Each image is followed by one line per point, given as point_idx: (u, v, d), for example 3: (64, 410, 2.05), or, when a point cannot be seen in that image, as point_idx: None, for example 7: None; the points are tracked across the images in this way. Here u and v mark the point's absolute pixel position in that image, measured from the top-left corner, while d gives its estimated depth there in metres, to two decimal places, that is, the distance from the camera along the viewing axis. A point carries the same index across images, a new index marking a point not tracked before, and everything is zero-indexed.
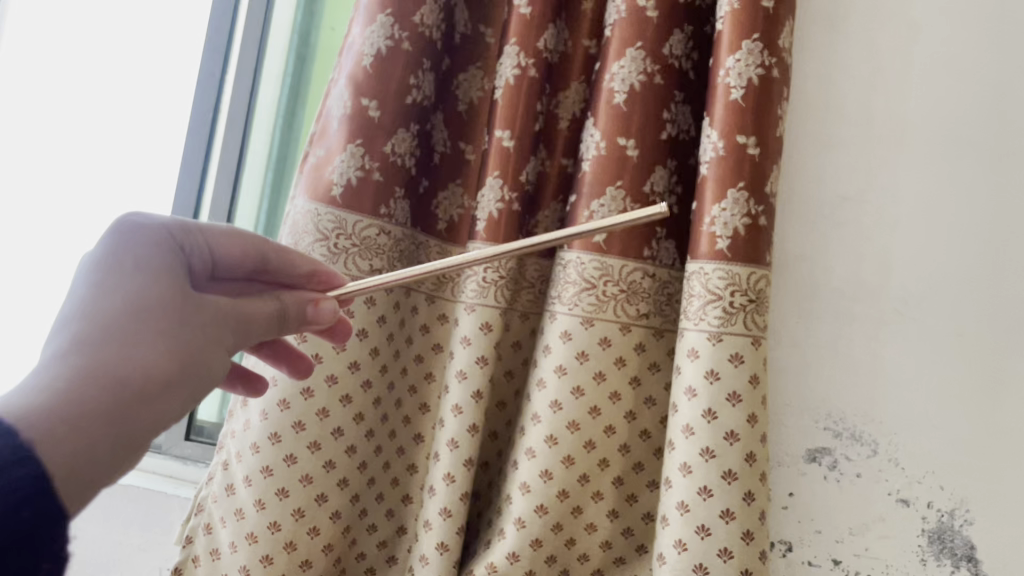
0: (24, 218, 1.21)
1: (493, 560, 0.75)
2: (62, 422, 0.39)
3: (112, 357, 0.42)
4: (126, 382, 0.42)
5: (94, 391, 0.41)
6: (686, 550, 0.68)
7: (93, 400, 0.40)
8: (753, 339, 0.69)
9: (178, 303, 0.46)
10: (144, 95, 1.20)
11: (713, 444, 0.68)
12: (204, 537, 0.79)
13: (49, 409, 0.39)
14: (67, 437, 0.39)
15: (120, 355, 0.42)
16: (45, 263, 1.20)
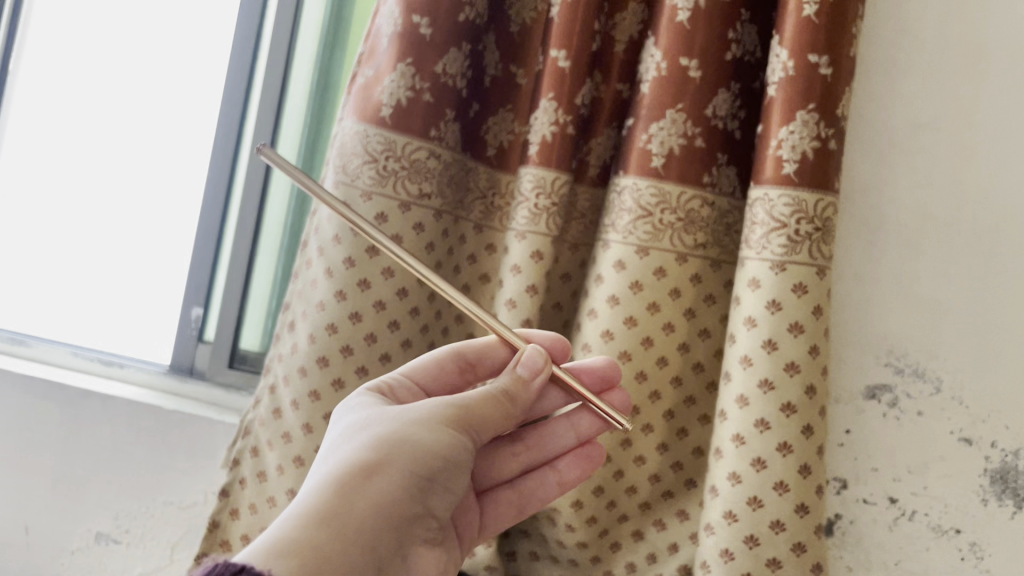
0: (72, 158, 1.26)
1: None
2: (315, 551, 0.39)
3: (350, 482, 0.44)
4: (364, 508, 0.43)
5: (337, 517, 0.42)
6: (740, 483, 0.67)
7: (336, 530, 0.41)
8: (818, 269, 0.66)
9: (402, 428, 0.49)
10: (183, 37, 1.21)
11: (773, 376, 0.66)
12: (251, 460, 0.80)
13: (299, 540, 0.39)
14: (320, 564, 0.39)
15: (356, 483, 0.44)
16: (92, 197, 1.25)
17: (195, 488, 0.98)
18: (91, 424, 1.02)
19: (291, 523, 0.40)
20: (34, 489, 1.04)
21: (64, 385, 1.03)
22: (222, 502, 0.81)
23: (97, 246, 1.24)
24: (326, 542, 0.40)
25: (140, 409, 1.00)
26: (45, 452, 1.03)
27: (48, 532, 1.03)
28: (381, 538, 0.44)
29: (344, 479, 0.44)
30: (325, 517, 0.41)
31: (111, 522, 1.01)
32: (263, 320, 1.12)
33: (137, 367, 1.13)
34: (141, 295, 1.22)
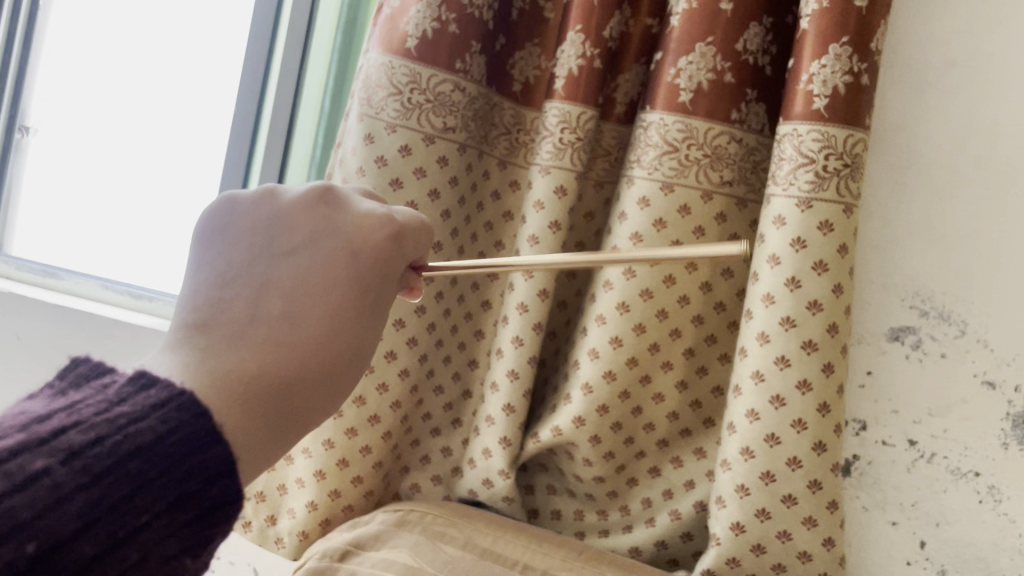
0: (104, 93, 1.26)
1: (559, 424, 0.76)
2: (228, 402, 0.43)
3: (271, 332, 0.47)
4: (283, 359, 0.47)
5: (249, 371, 0.45)
6: (758, 420, 0.67)
7: (257, 380, 0.45)
8: (846, 207, 0.66)
9: (335, 271, 0.50)
10: None
11: (795, 314, 0.66)
12: None
13: (218, 380, 0.44)
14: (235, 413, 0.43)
15: (260, 338, 0.47)
16: (125, 133, 1.26)
17: None
18: (121, 354, 1.04)
19: (210, 361, 0.45)
20: None
21: (95, 316, 1.06)
22: None
23: (128, 181, 1.26)
24: (237, 393, 0.44)
25: None
26: None
27: None
28: (296, 392, 0.47)
29: (269, 327, 0.48)
30: (241, 370, 0.45)
31: None
32: None
33: (165, 301, 1.15)
34: (172, 231, 1.24)
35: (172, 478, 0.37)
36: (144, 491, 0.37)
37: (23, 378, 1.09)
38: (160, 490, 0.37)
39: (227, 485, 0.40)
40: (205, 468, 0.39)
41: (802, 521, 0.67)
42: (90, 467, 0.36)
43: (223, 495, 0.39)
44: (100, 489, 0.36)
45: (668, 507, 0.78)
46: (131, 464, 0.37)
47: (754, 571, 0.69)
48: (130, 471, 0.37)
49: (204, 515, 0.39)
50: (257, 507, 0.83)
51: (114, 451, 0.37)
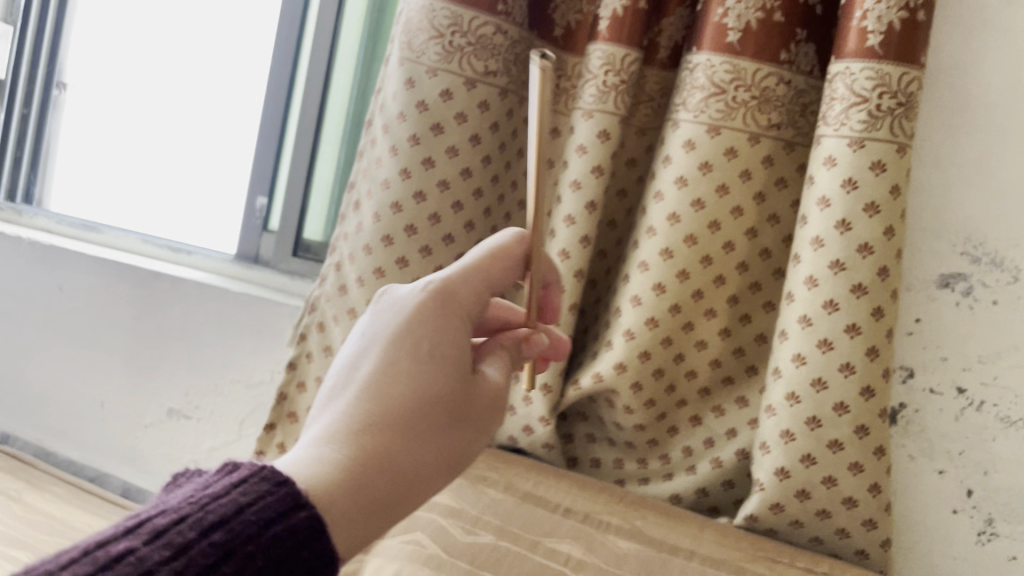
0: (139, 49, 1.27)
1: (600, 370, 0.76)
2: (353, 497, 0.37)
3: (386, 409, 0.41)
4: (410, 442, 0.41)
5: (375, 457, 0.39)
6: (805, 364, 0.66)
7: (381, 471, 0.39)
8: (900, 147, 0.64)
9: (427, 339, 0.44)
10: None
11: (845, 257, 0.64)
12: (318, 334, 0.83)
13: (342, 474, 0.38)
14: (359, 511, 0.37)
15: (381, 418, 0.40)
16: (159, 88, 1.26)
17: (263, 367, 0.99)
18: (162, 305, 1.05)
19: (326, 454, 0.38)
20: (111, 366, 1.09)
21: (135, 267, 1.07)
22: (290, 374, 0.84)
23: (160, 136, 1.27)
24: (362, 485, 0.38)
25: (207, 293, 1.02)
26: (120, 331, 1.08)
27: (124, 406, 1.09)
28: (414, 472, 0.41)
29: (383, 405, 0.41)
30: (364, 459, 0.39)
31: (182, 398, 1.05)
32: (325, 211, 1.11)
33: (203, 255, 1.16)
34: (207, 183, 1.24)
35: (261, 541, 0.33)
36: (232, 558, 0.32)
37: (68, 330, 1.11)
38: (248, 555, 0.33)
39: (320, 545, 0.35)
40: (294, 529, 0.34)
41: (848, 467, 0.67)
42: (174, 543, 0.32)
43: (316, 558, 0.35)
44: (188, 561, 0.31)
45: (710, 456, 0.78)
46: (216, 536, 0.32)
47: (798, 517, 0.68)
48: (215, 542, 0.32)
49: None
50: None
51: (197, 524, 0.33)
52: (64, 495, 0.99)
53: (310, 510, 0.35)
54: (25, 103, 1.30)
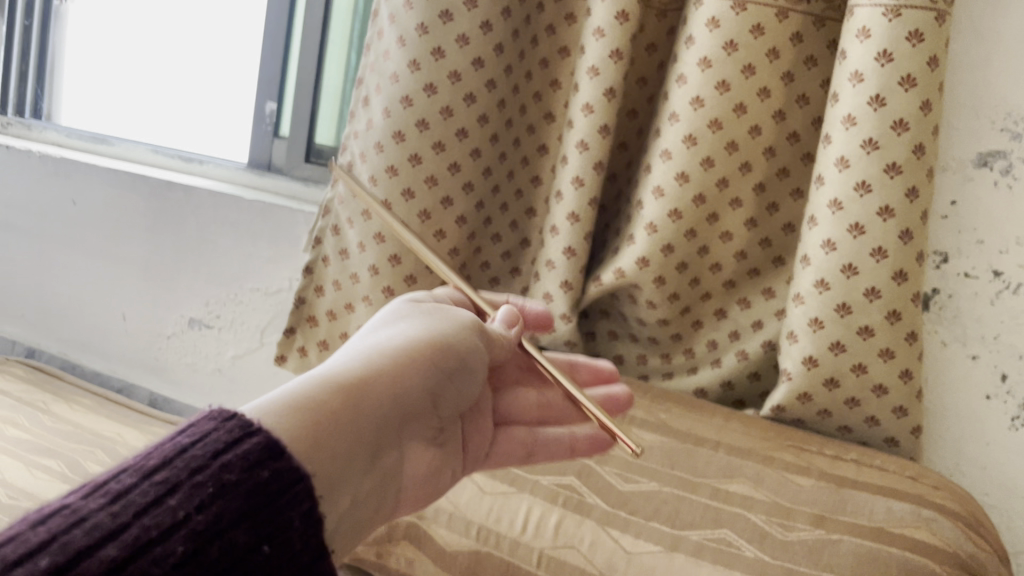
0: None
1: (622, 266, 0.74)
2: (320, 440, 0.36)
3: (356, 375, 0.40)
4: (379, 406, 0.40)
5: (348, 406, 0.38)
6: (834, 251, 0.64)
7: (352, 417, 0.38)
8: (939, 14, 0.60)
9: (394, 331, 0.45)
10: None
11: (878, 135, 0.61)
12: (333, 238, 0.82)
13: (314, 416, 0.36)
14: (326, 460, 0.36)
15: (358, 382, 0.40)
16: None
17: (282, 274, 0.98)
18: (175, 215, 1.04)
19: (292, 397, 0.36)
20: (129, 278, 1.09)
21: (146, 177, 1.05)
22: (307, 279, 0.84)
23: (164, 44, 1.24)
24: (332, 433, 0.36)
25: (220, 202, 1.00)
26: (137, 243, 1.07)
27: (145, 317, 1.09)
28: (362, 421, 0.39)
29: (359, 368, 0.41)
30: (336, 409, 0.37)
31: (203, 307, 1.04)
32: (336, 116, 1.09)
33: (215, 164, 1.14)
34: (212, 89, 1.21)
35: (210, 470, 0.30)
36: (177, 492, 0.29)
37: (85, 244, 1.11)
38: (196, 485, 0.29)
39: (280, 464, 0.32)
40: (247, 454, 0.31)
41: (879, 355, 0.65)
42: (113, 490, 0.29)
43: (279, 477, 0.31)
44: (127, 504, 0.28)
45: (735, 348, 0.77)
46: (160, 474, 0.29)
47: (826, 406, 0.68)
48: (157, 480, 0.29)
49: (261, 503, 0.30)
50: (320, 356, 0.84)
51: (138, 469, 0.30)
52: (92, 404, 1.00)
53: (264, 434, 0.32)
54: (27, 15, 1.27)
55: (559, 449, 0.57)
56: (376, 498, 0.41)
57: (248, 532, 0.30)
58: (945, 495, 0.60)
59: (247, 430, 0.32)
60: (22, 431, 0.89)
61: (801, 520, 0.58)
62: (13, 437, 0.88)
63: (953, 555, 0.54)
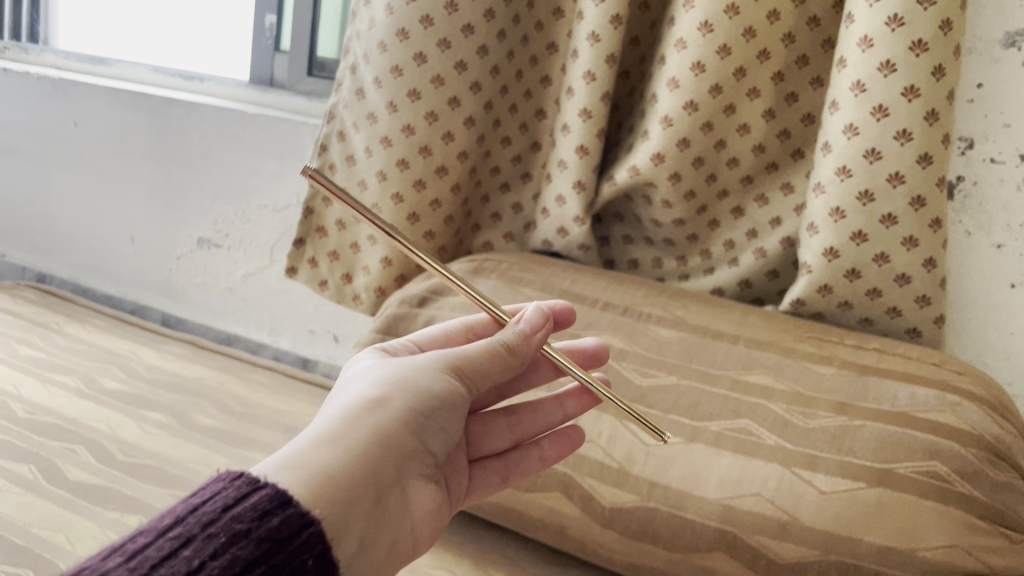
0: None
1: (637, 164, 0.72)
2: (319, 497, 0.34)
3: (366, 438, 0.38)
4: (379, 451, 0.38)
5: (343, 470, 0.36)
6: (857, 136, 0.62)
7: (351, 471, 0.37)
8: None
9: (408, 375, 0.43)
10: None
11: (904, 11, 0.58)
12: (339, 144, 0.80)
13: (310, 477, 0.35)
14: (331, 514, 0.35)
15: (352, 435, 0.38)
16: None
17: (289, 190, 0.96)
18: (178, 132, 1.02)
19: (296, 467, 0.35)
20: (136, 200, 1.08)
21: (147, 96, 1.03)
22: (314, 188, 0.83)
23: None
24: (330, 488, 0.35)
25: (223, 115, 0.98)
26: (141, 163, 1.06)
27: (154, 239, 1.08)
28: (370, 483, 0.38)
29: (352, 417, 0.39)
30: (332, 466, 0.36)
31: (211, 227, 1.03)
32: (337, 27, 1.05)
33: (216, 81, 1.11)
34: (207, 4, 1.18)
35: (221, 522, 0.31)
36: (192, 544, 0.30)
37: (90, 166, 1.10)
38: (208, 536, 0.30)
39: (288, 512, 0.32)
40: (256, 506, 0.32)
41: (902, 243, 0.63)
42: (130, 550, 0.30)
43: (288, 524, 0.32)
44: (143, 558, 0.29)
45: (753, 247, 0.75)
46: (173, 529, 0.31)
47: (846, 298, 0.66)
48: (172, 535, 0.30)
49: (272, 546, 0.31)
50: (331, 266, 0.84)
51: (153, 529, 0.31)
52: (105, 325, 1.00)
53: (272, 486, 0.33)
54: None
55: (531, 465, 0.53)
56: (393, 540, 0.39)
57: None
58: (971, 380, 0.58)
59: (254, 486, 0.33)
60: (38, 351, 0.89)
61: (823, 407, 0.57)
62: (29, 355, 0.88)
63: (978, 437, 0.53)
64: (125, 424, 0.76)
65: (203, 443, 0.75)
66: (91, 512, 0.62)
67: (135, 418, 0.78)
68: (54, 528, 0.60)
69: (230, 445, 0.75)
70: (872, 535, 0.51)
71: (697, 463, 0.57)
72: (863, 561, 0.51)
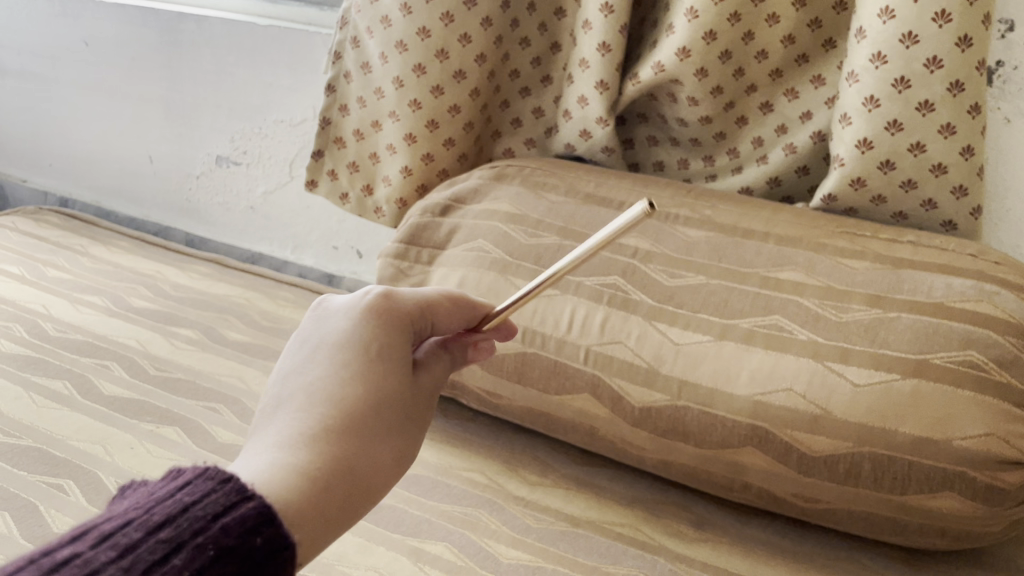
0: None
1: (662, 59, 0.70)
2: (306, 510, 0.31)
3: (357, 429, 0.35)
4: (365, 450, 0.35)
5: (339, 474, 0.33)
6: (894, 19, 0.59)
7: (337, 478, 0.33)
8: None
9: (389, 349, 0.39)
10: None
11: None
12: (354, 51, 0.79)
13: (310, 485, 0.32)
14: (320, 531, 0.31)
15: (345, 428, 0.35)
16: None
17: (305, 103, 0.94)
18: (189, 48, 1.00)
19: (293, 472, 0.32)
20: (151, 120, 1.07)
21: (155, 11, 1.00)
22: (330, 98, 0.82)
23: None
24: (330, 500, 0.32)
25: (233, 28, 0.95)
26: (155, 82, 1.04)
27: (172, 159, 1.07)
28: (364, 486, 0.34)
29: (330, 410, 0.35)
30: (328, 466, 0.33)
31: (228, 144, 1.02)
32: None
33: None
34: None
35: (213, 531, 0.25)
36: (178, 552, 0.25)
37: (103, 85, 1.08)
38: (200, 547, 0.25)
39: (274, 530, 0.27)
40: (244, 520, 0.26)
41: (938, 131, 0.61)
42: (115, 548, 0.24)
43: (272, 543, 0.26)
44: (134, 561, 0.24)
45: (783, 143, 0.73)
46: (163, 532, 0.25)
47: (880, 192, 0.65)
48: (163, 538, 0.25)
49: (254, 570, 0.26)
50: (351, 178, 0.83)
51: (141, 523, 0.25)
52: (129, 246, 1.01)
53: (260, 499, 0.27)
54: None
55: None
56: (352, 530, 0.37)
57: None
58: (1009, 269, 0.57)
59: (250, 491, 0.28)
60: (64, 272, 0.90)
61: (856, 300, 0.56)
62: (55, 277, 0.88)
63: (1017, 325, 0.52)
64: (155, 340, 0.77)
65: (233, 357, 0.75)
66: (126, 425, 0.63)
67: (166, 334, 0.78)
68: (91, 440, 0.61)
69: (260, 357, 0.75)
70: (906, 426, 0.51)
71: (727, 359, 0.56)
72: (897, 453, 0.51)
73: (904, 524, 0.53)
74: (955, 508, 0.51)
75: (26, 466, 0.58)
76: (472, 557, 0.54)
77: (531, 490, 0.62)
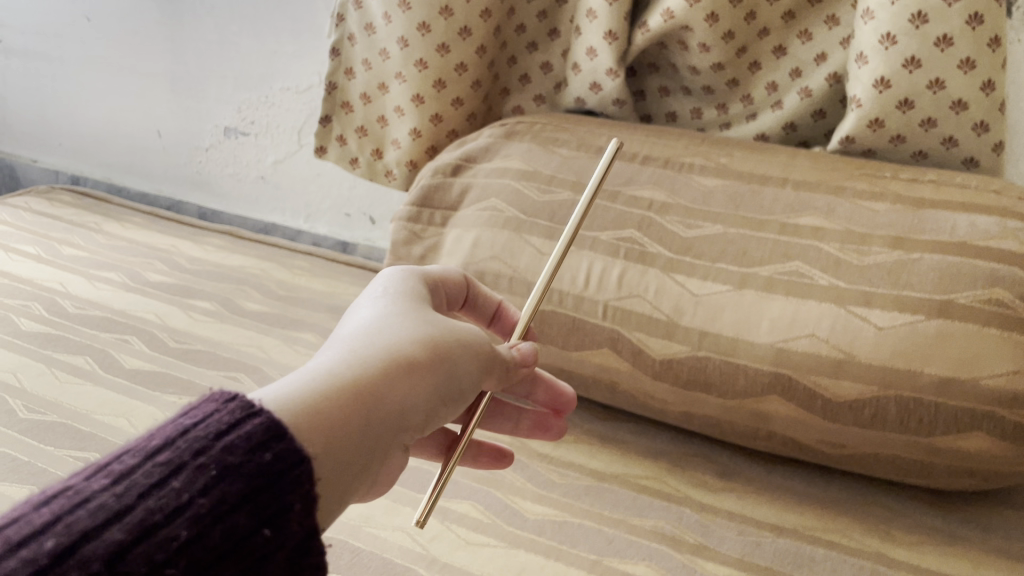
0: None
1: (670, 6, 0.68)
2: (333, 422, 0.29)
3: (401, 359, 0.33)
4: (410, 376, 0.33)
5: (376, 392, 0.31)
6: None
7: (370, 395, 0.31)
8: None
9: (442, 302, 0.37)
10: None
11: None
12: (357, 12, 0.77)
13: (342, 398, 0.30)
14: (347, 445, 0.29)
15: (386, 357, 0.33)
16: None
17: (310, 69, 0.93)
18: (191, 19, 0.99)
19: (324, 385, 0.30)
20: (158, 93, 1.06)
21: None
22: (335, 62, 0.81)
23: None
24: (360, 416, 0.30)
25: None
26: (159, 55, 1.03)
27: (181, 132, 1.07)
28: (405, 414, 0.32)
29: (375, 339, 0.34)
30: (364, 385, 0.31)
31: (235, 114, 1.01)
32: None
33: None
34: None
35: (214, 451, 0.24)
36: (178, 475, 0.24)
37: (108, 61, 1.08)
38: (200, 467, 0.24)
39: (284, 445, 0.25)
40: (250, 438, 0.25)
41: (958, 66, 0.59)
42: (111, 475, 0.23)
43: (283, 459, 0.25)
44: (129, 487, 0.23)
45: (798, 87, 0.71)
46: (161, 455, 0.24)
47: (900, 132, 0.63)
48: (161, 461, 0.24)
49: (263, 488, 0.24)
50: (360, 143, 0.83)
51: (140, 450, 0.24)
52: (143, 222, 1.01)
53: (268, 414, 0.26)
54: None
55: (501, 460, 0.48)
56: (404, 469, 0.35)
57: (250, 516, 0.24)
58: None
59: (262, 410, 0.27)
60: (80, 250, 0.90)
61: (878, 243, 0.55)
62: (70, 255, 0.89)
63: None
64: (173, 313, 0.77)
65: (252, 327, 0.75)
66: (150, 397, 0.64)
67: (183, 307, 0.79)
68: (116, 413, 0.62)
69: (278, 327, 0.75)
70: (931, 366, 0.50)
71: (748, 308, 0.55)
72: (923, 394, 0.50)
73: (932, 466, 0.53)
74: (983, 448, 0.50)
75: (52, 440, 0.59)
76: (498, 514, 0.54)
77: (554, 447, 0.62)
